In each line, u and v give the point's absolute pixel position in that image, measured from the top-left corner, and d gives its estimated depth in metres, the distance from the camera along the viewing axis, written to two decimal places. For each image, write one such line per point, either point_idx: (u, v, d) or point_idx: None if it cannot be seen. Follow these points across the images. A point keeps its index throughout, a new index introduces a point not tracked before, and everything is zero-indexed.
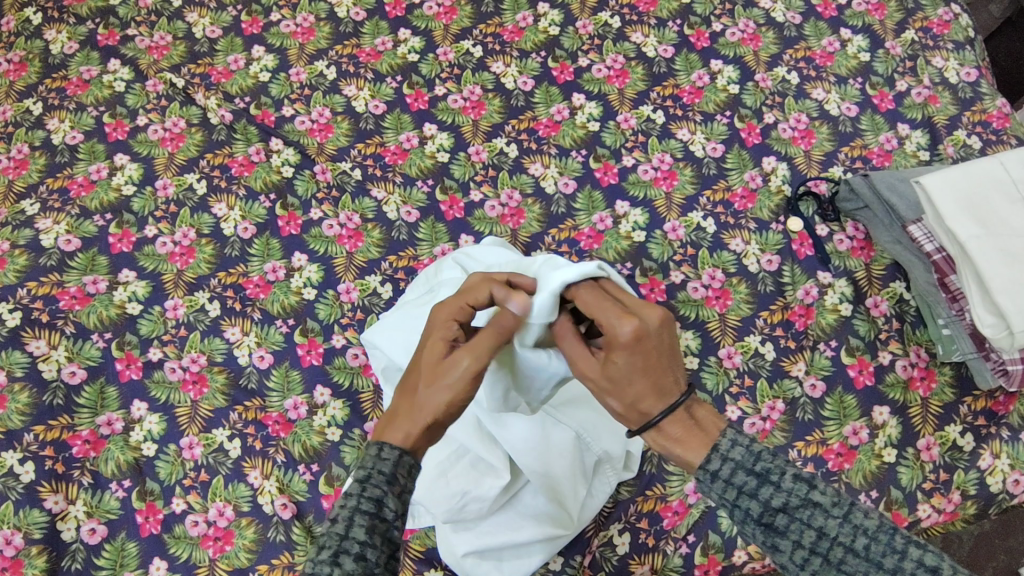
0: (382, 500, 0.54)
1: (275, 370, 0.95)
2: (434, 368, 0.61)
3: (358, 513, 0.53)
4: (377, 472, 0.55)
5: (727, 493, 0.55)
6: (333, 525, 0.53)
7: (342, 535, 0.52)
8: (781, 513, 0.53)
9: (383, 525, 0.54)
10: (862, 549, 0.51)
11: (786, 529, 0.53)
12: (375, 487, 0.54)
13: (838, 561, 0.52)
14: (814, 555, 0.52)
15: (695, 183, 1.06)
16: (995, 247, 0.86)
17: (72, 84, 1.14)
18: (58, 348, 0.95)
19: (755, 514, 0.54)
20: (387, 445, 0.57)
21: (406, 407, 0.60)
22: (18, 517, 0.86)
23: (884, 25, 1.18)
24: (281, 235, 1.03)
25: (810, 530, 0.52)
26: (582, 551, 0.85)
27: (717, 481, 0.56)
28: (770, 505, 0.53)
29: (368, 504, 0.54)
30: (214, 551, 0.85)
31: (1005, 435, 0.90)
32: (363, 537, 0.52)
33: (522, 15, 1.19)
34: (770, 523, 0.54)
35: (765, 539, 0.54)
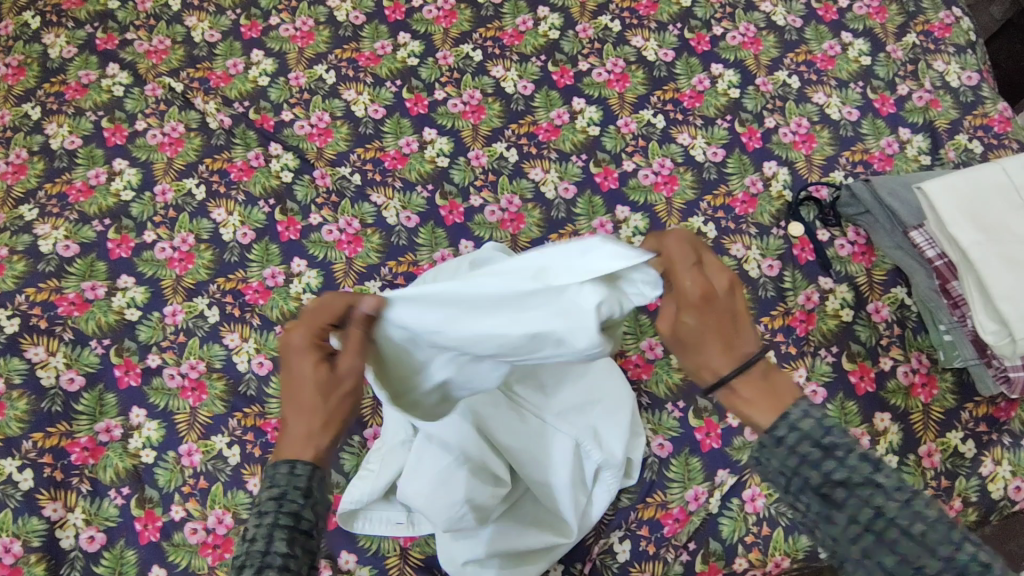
0: (301, 513, 0.55)
1: (274, 377, 0.94)
2: (307, 391, 0.59)
3: (277, 528, 0.53)
4: (293, 487, 0.55)
5: (788, 458, 0.53)
6: (253, 542, 0.53)
7: (264, 552, 0.52)
8: (840, 486, 0.52)
9: (304, 537, 0.55)
10: (919, 535, 0.50)
11: (843, 503, 0.52)
12: (292, 503, 0.55)
13: (893, 542, 0.50)
14: (867, 533, 0.51)
15: (696, 188, 1.06)
16: (997, 252, 0.85)
17: (71, 88, 1.13)
18: (56, 354, 0.95)
19: (814, 484, 0.52)
20: (299, 462, 0.57)
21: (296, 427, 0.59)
22: (17, 525, 0.86)
23: (886, 28, 1.18)
24: (281, 241, 1.02)
25: (868, 507, 0.51)
26: (582, 559, 0.85)
27: (780, 447, 0.54)
28: (830, 477, 0.52)
29: (288, 518, 0.54)
30: (213, 559, 0.85)
31: (1006, 441, 0.90)
32: (285, 549, 0.53)
33: (522, 19, 1.19)
34: (828, 495, 0.52)
35: (818, 510, 0.53)
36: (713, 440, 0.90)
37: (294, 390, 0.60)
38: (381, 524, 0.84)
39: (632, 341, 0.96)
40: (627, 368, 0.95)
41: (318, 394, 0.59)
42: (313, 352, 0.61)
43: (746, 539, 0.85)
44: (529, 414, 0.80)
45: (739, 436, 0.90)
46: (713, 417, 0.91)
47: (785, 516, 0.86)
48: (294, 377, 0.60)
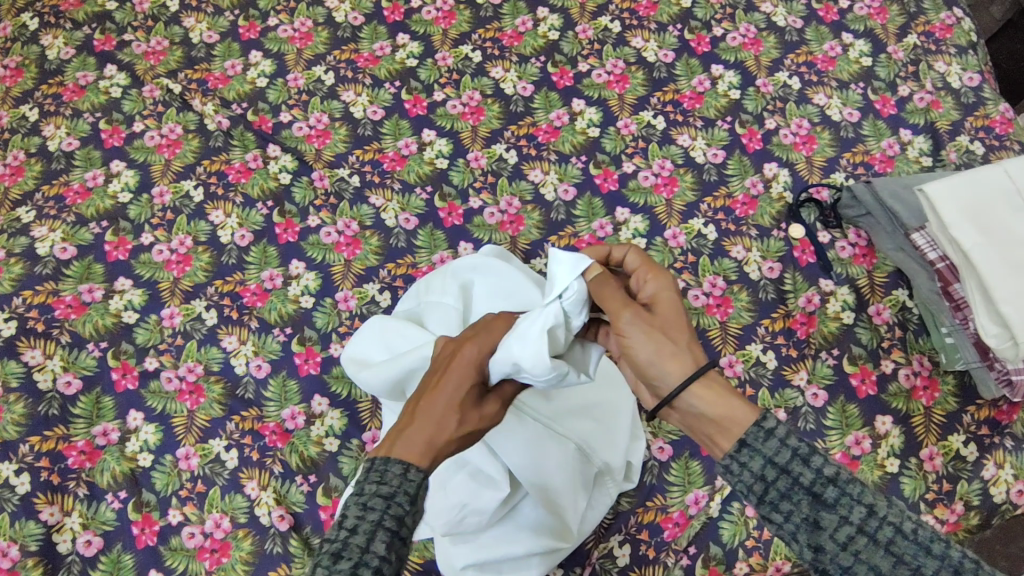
0: (403, 518, 0.52)
1: (272, 380, 0.94)
2: (454, 406, 0.58)
3: (381, 529, 0.50)
4: (404, 490, 0.52)
5: (778, 457, 0.52)
6: (352, 535, 0.50)
7: (363, 548, 0.49)
8: (832, 484, 0.52)
9: (400, 544, 0.51)
10: (910, 532, 0.51)
11: (835, 502, 0.52)
12: (399, 505, 0.52)
13: (886, 541, 0.51)
14: (859, 534, 0.51)
15: (696, 190, 1.05)
16: (998, 255, 0.85)
17: (69, 90, 1.13)
18: (54, 357, 0.95)
19: (806, 483, 0.52)
20: (414, 466, 0.54)
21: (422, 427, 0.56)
22: (14, 529, 0.85)
23: (887, 29, 1.18)
24: (279, 243, 1.02)
25: (860, 505, 0.51)
26: (582, 563, 0.84)
27: (771, 440, 0.53)
28: (823, 474, 0.52)
29: (393, 520, 0.51)
30: (211, 563, 0.85)
31: (1008, 445, 0.89)
32: (384, 552, 0.50)
33: (521, 20, 1.18)
34: (819, 495, 0.52)
35: (808, 513, 0.52)
36: None
37: (434, 394, 0.58)
38: None
39: None
40: None
41: (454, 409, 0.58)
42: (475, 369, 0.61)
43: (747, 543, 0.85)
44: (528, 419, 0.79)
45: None
46: None
47: None
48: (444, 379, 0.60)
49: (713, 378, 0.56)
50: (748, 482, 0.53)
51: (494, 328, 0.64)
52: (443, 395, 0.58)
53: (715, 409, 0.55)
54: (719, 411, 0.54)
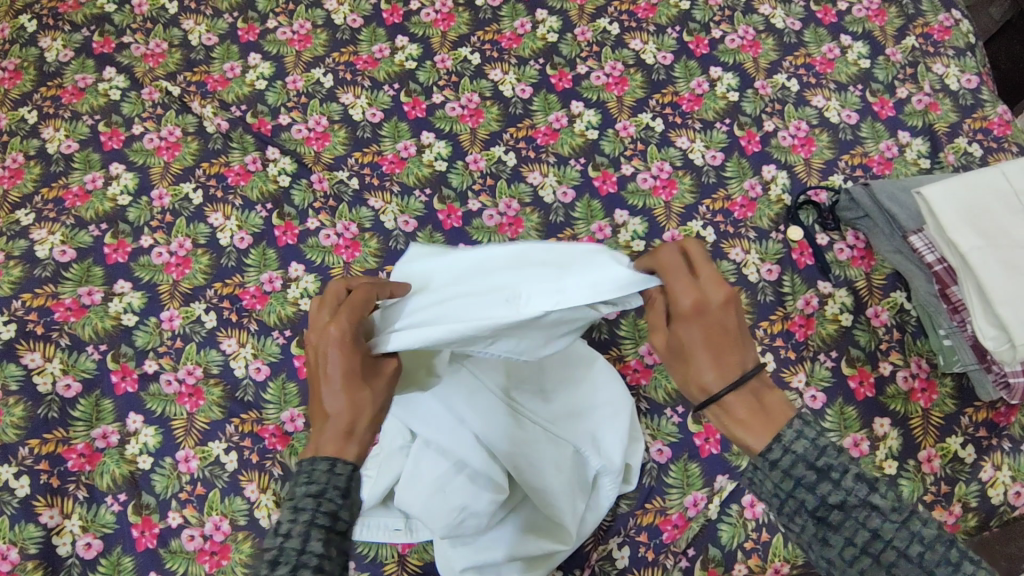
0: (338, 513, 0.53)
1: (272, 382, 0.94)
2: (342, 383, 0.59)
3: (315, 527, 0.52)
4: (332, 486, 0.54)
5: (782, 482, 0.53)
6: (288, 539, 0.51)
7: (300, 550, 0.50)
8: (836, 509, 0.51)
9: (338, 539, 0.53)
10: (916, 556, 0.50)
11: (840, 525, 0.52)
12: (330, 502, 0.53)
13: (889, 564, 0.51)
14: (864, 555, 0.51)
15: (695, 192, 1.06)
16: (995, 257, 0.85)
17: (67, 92, 1.13)
18: (53, 360, 0.95)
19: (810, 507, 0.52)
20: (340, 461, 0.56)
21: (329, 420, 0.58)
22: (14, 532, 0.85)
23: (884, 31, 1.18)
24: (278, 246, 1.02)
25: (865, 529, 0.51)
26: (580, 565, 0.85)
27: (775, 470, 0.53)
28: (827, 500, 0.52)
29: (326, 517, 0.52)
30: (211, 566, 0.85)
31: (1006, 446, 0.90)
32: (321, 549, 0.51)
33: (520, 22, 1.18)
34: (823, 517, 0.52)
35: (815, 531, 0.53)
36: (713, 445, 0.90)
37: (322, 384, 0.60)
38: (380, 531, 0.83)
39: (630, 346, 0.96)
40: (627, 373, 0.94)
41: (352, 387, 0.59)
42: (352, 340, 0.60)
43: (746, 545, 0.85)
44: (527, 422, 0.78)
45: None
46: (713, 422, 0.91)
47: None
48: (326, 366, 0.59)
49: (738, 398, 0.55)
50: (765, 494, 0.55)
51: (352, 299, 0.64)
52: (333, 378, 0.59)
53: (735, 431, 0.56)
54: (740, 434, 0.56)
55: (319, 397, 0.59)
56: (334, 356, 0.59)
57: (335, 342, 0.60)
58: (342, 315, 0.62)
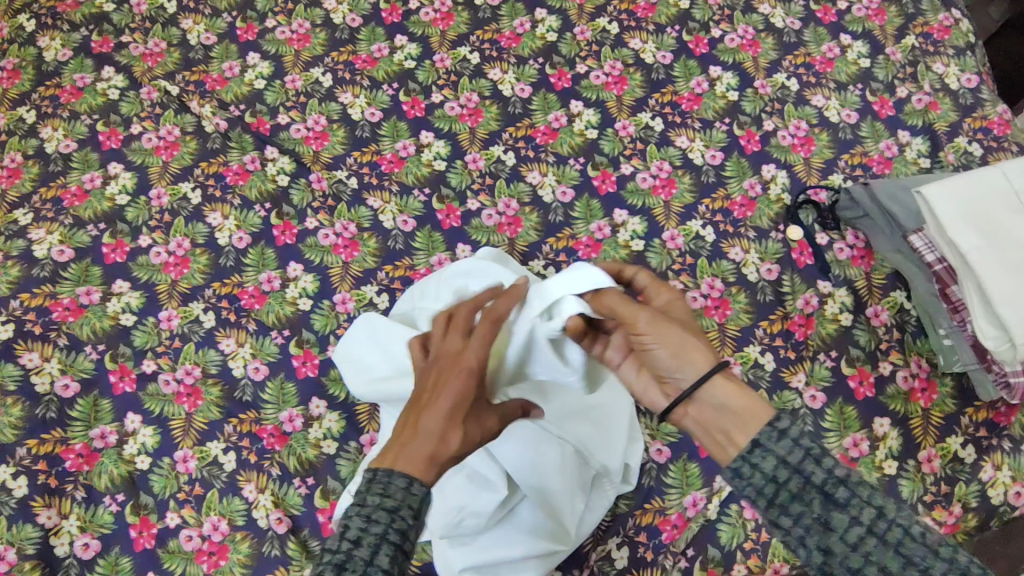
0: (407, 531, 0.53)
1: (270, 382, 0.94)
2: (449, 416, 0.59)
3: (385, 542, 0.52)
4: (407, 504, 0.54)
5: (790, 456, 0.55)
6: (358, 549, 0.52)
7: (367, 561, 0.51)
8: (843, 485, 0.54)
9: (403, 557, 0.53)
10: (919, 535, 0.51)
11: (846, 503, 0.53)
12: (402, 520, 0.53)
13: (895, 543, 0.51)
14: (870, 535, 0.52)
15: (694, 192, 1.05)
16: (995, 256, 0.85)
17: (66, 92, 1.13)
18: (51, 360, 0.94)
19: (817, 481, 0.54)
20: (418, 482, 0.55)
21: (425, 443, 0.57)
22: (12, 532, 0.85)
23: (884, 30, 1.18)
24: (277, 245, 1.02)
25: (870, 506, 0.53)
26: (579, 565, 0.84)
27: (783, 441, 0.56)
28: (833, 474, 0.54)
29: (396, 534, 0.53)
30: (209, 567, 0.84)
31: (1006, 446, 0.90)
32: (387, 565, 0.51)
33: (520, 21, 1.18)
34: (831, 494, 0.54)
35: (821, 512, 0.54)
36: None
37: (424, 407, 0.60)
38: None
39: None
40: None
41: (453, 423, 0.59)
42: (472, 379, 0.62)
43: (745, 545, 0.84)
44: (526, 421, 0.79)
45: None
46: None
47: None
48: (442, 393, 0.60)
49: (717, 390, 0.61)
50: (760, 483, 0.55)
51: (485, 331, 0.65)
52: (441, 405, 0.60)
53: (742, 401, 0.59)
54: (747, 402, 0.59)
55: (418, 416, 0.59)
56: (456, 385, 0.61)
57: (464, 371, 0.62)
58: (480, 342, 0.64)
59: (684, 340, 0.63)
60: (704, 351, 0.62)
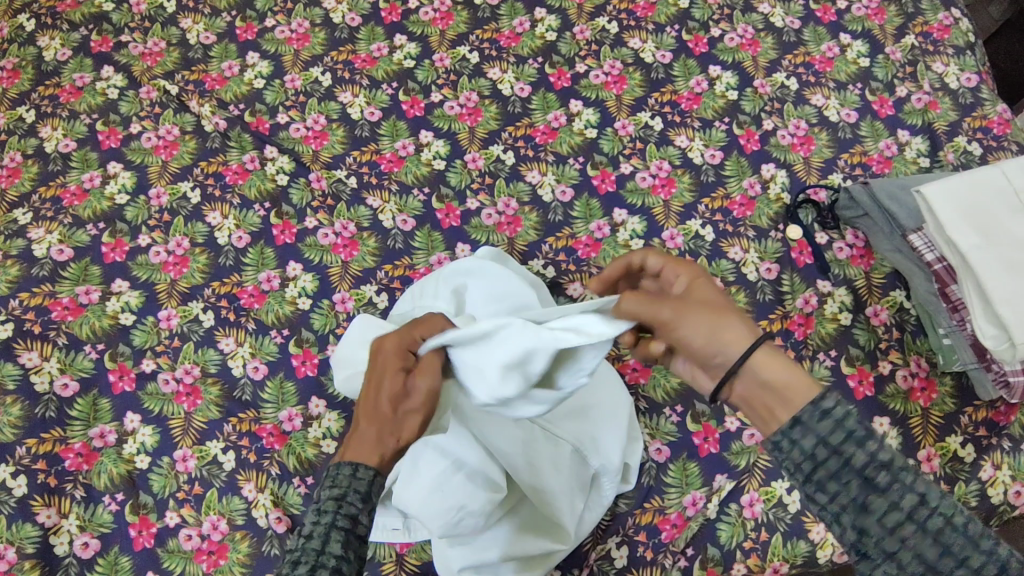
0: (357, 516, 0.57)
1: (270, 382, 0.94)
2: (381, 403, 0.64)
3: (335, 529, 0.56)
4: (353, 489, 0.58)
5: (831, 436, 0.51)
6: (309, 541, 0.55)
7: (319, 551, 0.54)
8: (884, 469, 0.50)
9: (357, 542, 0.57)
10: (961, 525, 0.49)
11: (887, 487, 0.50)
12: (351, 505, 0.57)
13: (935, 532, 0.49)
14: (909, 521, 0.49)
15: (694, 191, 1.05)
16: (995, 255, 0.85)
17: (65, 91, 1.13)
18: (51, 360, 0.94)
19: (857, 465, 0.51)
20: (361, 464, 0.60)
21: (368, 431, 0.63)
22: (11, 531, 0.85)
23: (884, 29, 1.18)
24: (276, 244, 1.02)
25: (912, 493, 0.50)
26: (579, 565, 0.84)
27: (827, 419, 0.51)
28: (877, 458, 0.50)
29: (344, 520, 0.56)
30: (208, 566, 0.85)
31: (1005, 446, 0.89)
32: (339, 551, 0.55)
33: (519, 20, 1.18)
34: (871, 478, 0.50)
35: (858, 496, 0.51)
36: (712, 445, 0.89)
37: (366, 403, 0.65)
38: (379, 530, 0.83)
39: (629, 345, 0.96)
40: (625, 372, 0.94)
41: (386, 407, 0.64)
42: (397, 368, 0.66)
43: (745, 544, 0.84)
44: (527, 420, 0.79)
45: (736, 440, 0.90)
46: (711, 421, 0.91)
47: (784, 522, 0.85)
48: (373, 388, 0.66)
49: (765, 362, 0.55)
50: (795, 461, 0.53)
51: (407, 330, 0.69)
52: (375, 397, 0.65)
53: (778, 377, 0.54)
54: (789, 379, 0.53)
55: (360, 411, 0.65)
56: (388, 373, 0.66)
57: (394, 361, 0.67)
58: (403, 337, 0.69)
59: (714, 323, 0.56)
60: (738, 328, 0.56)
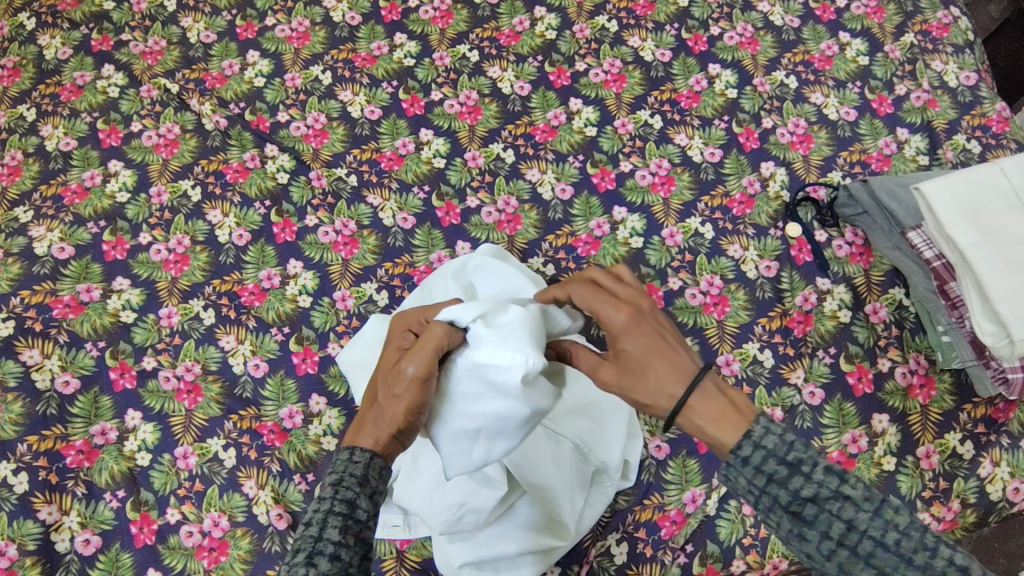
0: (355, 501, 0.57)
1: (270, 379, 0.94)
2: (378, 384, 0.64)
3: (332, 515, 0.56)
4: (349, 474, 0.59)
5: (756, 478, 0.55)
6: (308, 528, 0.55)
7: (318, 537, 0.54)
8: (809, 503, 0.54)
9: (357, 526, 0.57)
10: (892, 543, 0.51)
11: (814, 519, 0.54)
12: (346, 490, 0.57)
13: (866, 554, 0.52)
14: (841, 547, 0.53)
15: (693, 189, 1.06)
16: (993, 252, 0.85)
17: (66, 90, 1.13)
18: (51, 357, 0.95)
19: (783, 502, 0.54)
20: (357, 448, 0.60)
21: (369, 415, 0.63)
22: (13, 528, 0.85)
23: (883, 28, 1.18)
24: (277, 242, 1.02)
25: (839, 521, 0.53)
26: (579, 561, 0.85)
27: (747, 467, 0.55)
28: (799, 494, 0.54)
29: (342, 505, 0.56)
30: (210, 562, 0.85)
31: (1005, 443, 0.90)
32: (337, 537, 0.55)
33: (519, 19, 1.18)
34: (798, 512, 0.54)
35: (792, 528, 0.55)
36: None
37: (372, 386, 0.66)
38: (378, 526, 0.84)
39: None
40: None
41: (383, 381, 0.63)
42: (393, 354, 0.66)
43: (745, 541, 0.85)
44: None
45: None
46: None
47: None
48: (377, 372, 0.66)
49: (701, 400, 0.58)
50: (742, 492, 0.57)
51: (409, 318, 0.70)
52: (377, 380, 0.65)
53: (699, 429, 0.58)
54: (708, 424, 0.57)
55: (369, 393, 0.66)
56: (388, 355, 0.66)
57: (396, 344, 0.67)
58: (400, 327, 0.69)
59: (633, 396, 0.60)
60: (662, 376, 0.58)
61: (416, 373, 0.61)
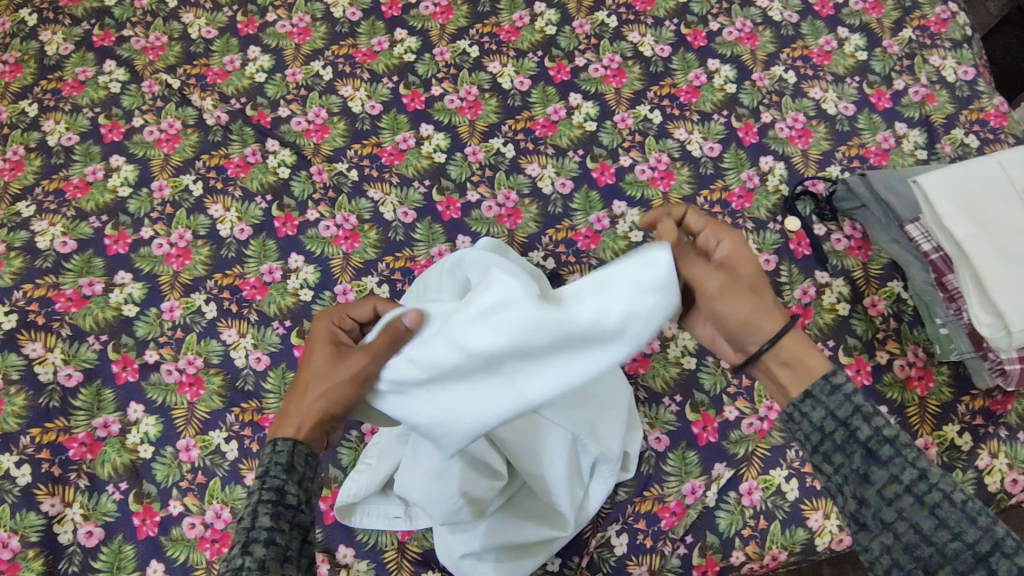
0: (283, 490, 0.58)
1: (272, 372, 0.94)
2: (314, 376, 0.66)
3: (262, 504, 0.56)
4: (274, 465, 0.60)
5: (840, 410, 0.57)
6: (240, 522, 0.55)
7: (250, 527, 0.54)
8: (888, 443, 0.55)
9: (289, 513, 0.57)
10: (958, 501, 0.53)
11: (888, 460, 0.55)
12: (274, 479, 0.58)
13: (932, 504, 0.53)
14: (908, 493, 0.54)
15: (693, 183, 1.06)
16: (991, 243, 0.86)
17: (68, 85, 1.14)
18: (54, 350, 0.95)
19: (862, 437, 0.56)
20: (279, 439, 0.63)
21: (295, 407, 0.66)
22: (16, 520, 0.86)
23: (882, 23, 1.18)
24: (278, 237, 1.02)
25: (913, 468, 0.55)
26: (579, 552, 0.85)
27: (837, 393, 0.58)
28: (881, 432, 0.56)
29: (271, 494, 0.57)
30: (212, 554, 0.85)
31: (1002, 434, 0.90)
32: (270, 523, 0.55)
33: (519, 15, 1.19)
34: (874, 451, 0.56)
35: (862, 466, 0.56)
36: (711, 434, 0.90)
37: (303, 375, 0.68)
38: (378, 518, 0.84)
39: None
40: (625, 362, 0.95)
41: (322, 371, 0.66)
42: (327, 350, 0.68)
43: (744, 532, 0.85)
44: None
45: (736, 429, 0.90)
46: (711, 410, 0.92)
47: (783, 509, 0.86)
48: (309, 365, 0.68)
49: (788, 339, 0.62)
50: (806, 432, 0.59)
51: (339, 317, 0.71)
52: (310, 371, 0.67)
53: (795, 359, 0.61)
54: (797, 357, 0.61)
55: (297, 381, 0.68)
56: (322, 344, 0.69)
57: (326, 338, 0.69)
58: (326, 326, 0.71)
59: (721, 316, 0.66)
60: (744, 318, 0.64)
61: (360, 369, 0.63)
